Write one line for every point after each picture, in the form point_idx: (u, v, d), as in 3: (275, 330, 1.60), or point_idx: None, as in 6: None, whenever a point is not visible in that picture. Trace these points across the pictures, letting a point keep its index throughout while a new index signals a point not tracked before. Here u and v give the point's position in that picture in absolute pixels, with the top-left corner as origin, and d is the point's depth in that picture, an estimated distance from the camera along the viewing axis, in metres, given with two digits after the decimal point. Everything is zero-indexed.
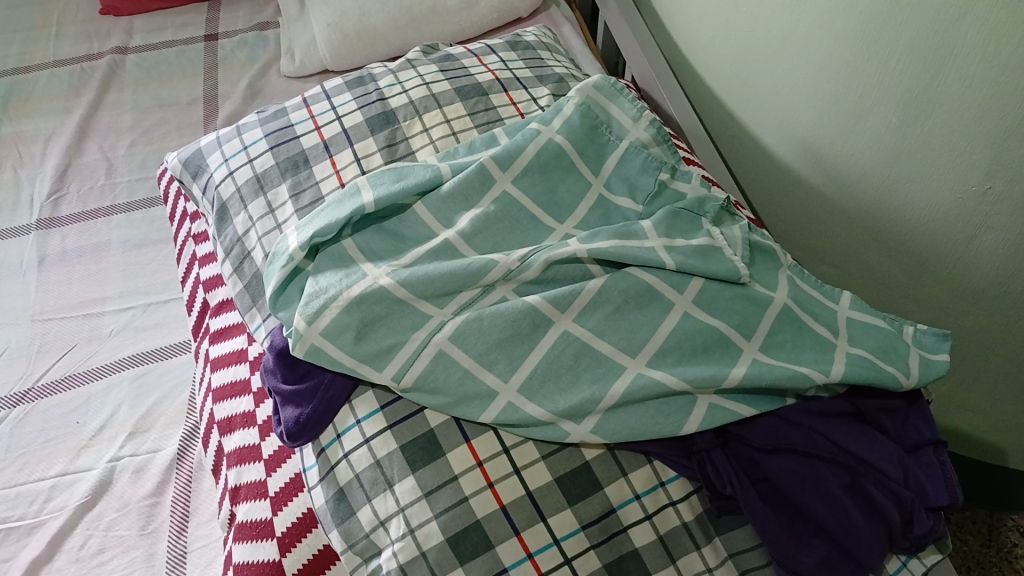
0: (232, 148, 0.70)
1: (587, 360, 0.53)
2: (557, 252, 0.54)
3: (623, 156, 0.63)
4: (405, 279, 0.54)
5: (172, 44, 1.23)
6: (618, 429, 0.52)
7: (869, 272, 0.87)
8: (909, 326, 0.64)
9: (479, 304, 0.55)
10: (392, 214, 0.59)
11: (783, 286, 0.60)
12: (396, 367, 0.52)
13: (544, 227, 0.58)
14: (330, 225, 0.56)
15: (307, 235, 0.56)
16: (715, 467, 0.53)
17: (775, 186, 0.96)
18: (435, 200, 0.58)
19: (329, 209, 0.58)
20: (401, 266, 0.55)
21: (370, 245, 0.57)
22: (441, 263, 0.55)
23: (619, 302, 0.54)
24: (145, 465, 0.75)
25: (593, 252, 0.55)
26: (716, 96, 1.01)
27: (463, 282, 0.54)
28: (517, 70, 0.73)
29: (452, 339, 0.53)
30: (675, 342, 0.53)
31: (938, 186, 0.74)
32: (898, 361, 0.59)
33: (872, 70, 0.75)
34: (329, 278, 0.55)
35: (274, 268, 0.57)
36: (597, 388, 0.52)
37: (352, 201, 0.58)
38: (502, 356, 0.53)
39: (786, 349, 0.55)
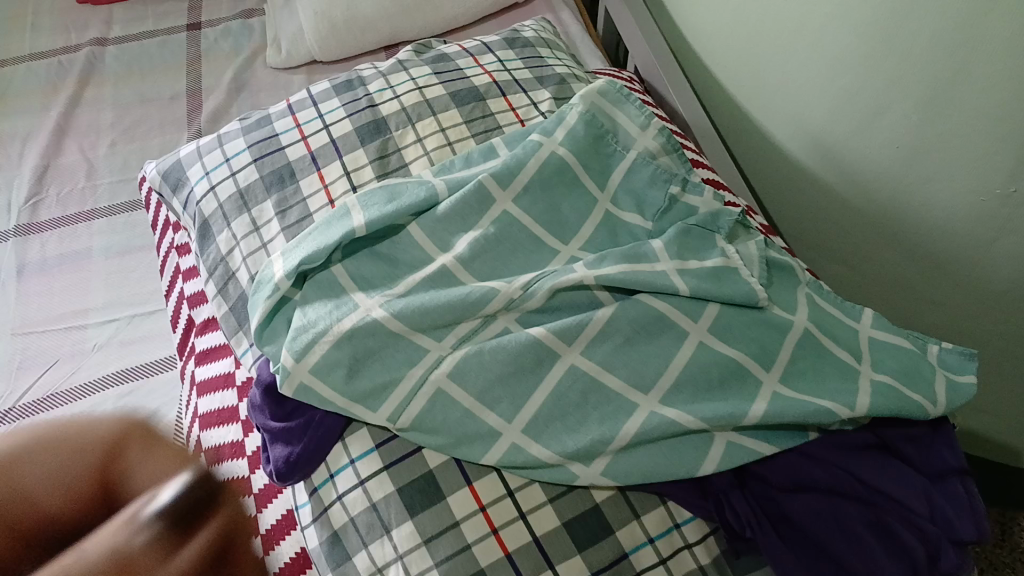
0: (213, 159, 0.66)
1: (597, 396, 0.49)
2: (562, 279, 0.51)
3: (630, 168, 0.59)
4: (400, 311, 0.50)
5: (153, 35, 1.18)
6: (629, 471, 0.48)
7: (882, 277, 0.84)
8: (933, 345, 0.61)
9: (479, 337, 0.51)
10: (386, 236, 0.55)
11: (802, 307, 0.56)
12: (392, 406, 0.49)
13: (546, 248, 0.54)
14: (318, 251, 0.52)
15: (293, 262, 0.52)
16: (733, 509, 0.50)
17: (781, 182, 0.92)
18: (430, 221, 0.54)
19: (317, 231, 0.54)
20: (395, 295, 0.51)
21: (362, 271, 0.53)
22: (438, 292, 0.51)
23: (630, 332, 0.51)
24: None
25: (604, 279, 0.51)
26: (723, 88, 0.97)
27: (462, 314, 0.50)
28: (515, 72, 0.69)
29: (451, 375, 0.49)
30: (690, 377, 0.50)
31: (959, 188, 0.71)
32: (923, 386, 0.56)
33: (888, 67, 0.71)
34: (319, 310, 0.51)
35: (258, 296, 0.53)
36: (608, 428, 0.48)
37: (341, 223, 0.54)
38: (505, 394, 0.49)
39: (807, 380, 0.52)
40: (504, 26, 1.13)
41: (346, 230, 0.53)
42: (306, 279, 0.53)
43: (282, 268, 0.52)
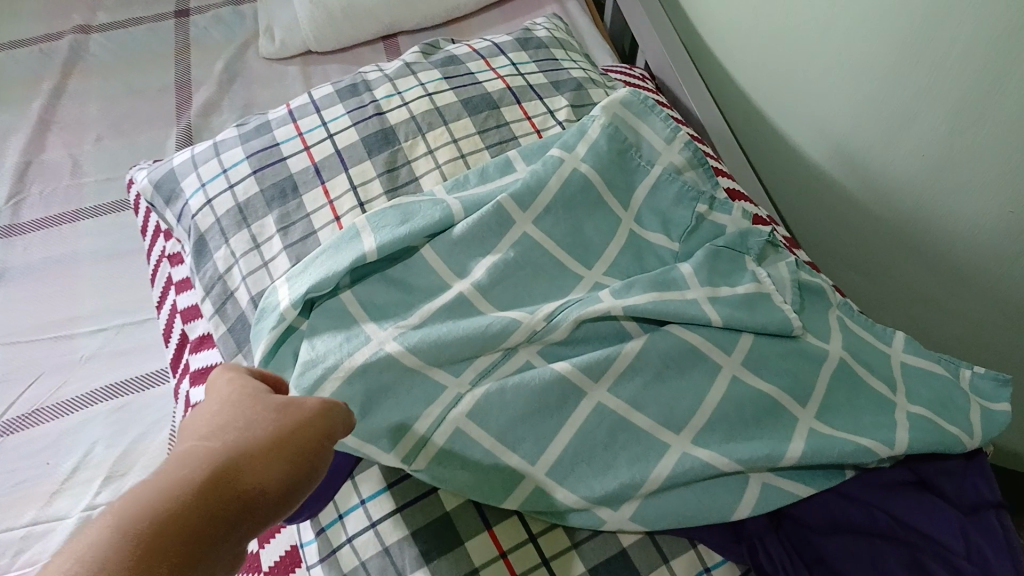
0: (209, 170, 0.62)
1: (625, 436, 0.46)
2: (588, 310, 0.47)
3: (654, 185, 0.56)
4: (415, 345, 0.47)
5: (140, 22, 1.13)
6: (659, 515, 0.46)
7: (905, 286, 0.82)
8: (966, 369, 0.57)
9: (499, 371, 0.48)
10: (397, 260, 0.52)
11: (836, 335, 0.53)
12: (406, 446, 0.46)
13: (569, 274, 0.51)
14: (326, 276, 0.49)
15: (300, 289, 0.49)
16: (766, 552, 0.47)
17: (802, 188, 0.91)
18: (446, 243, 0.51)
19: (325, 255, 0.51)
20: (409, 327, 0.48)
21: (373, 299, 0.50)
22: (455, 323, 0.48)
23: (659, 367, 0.48)
24: None
25: (633, 309, 0.48)
26: (739, 88, 0.94)
27: (482, 347, 0.47)
28: (530, 75, 0.66)
29: (470, 413, 0.46)
30: (723, 416, 0.47)
31: (985, 202, 0.68)
32: (960, 418, 0.53)
33: (920, 75, 0.68)
34: (327, 341, 0.47)
35: (262, 324, 0.50)
36: (638, 470, 0.46)
37: (350, 247, 0.50)
38: (528, 434, 0.46)
39: (844, 415, 0.49)
40: (508, 17, 1.09)
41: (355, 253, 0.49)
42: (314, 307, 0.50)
43: (288, 295, 0.49)
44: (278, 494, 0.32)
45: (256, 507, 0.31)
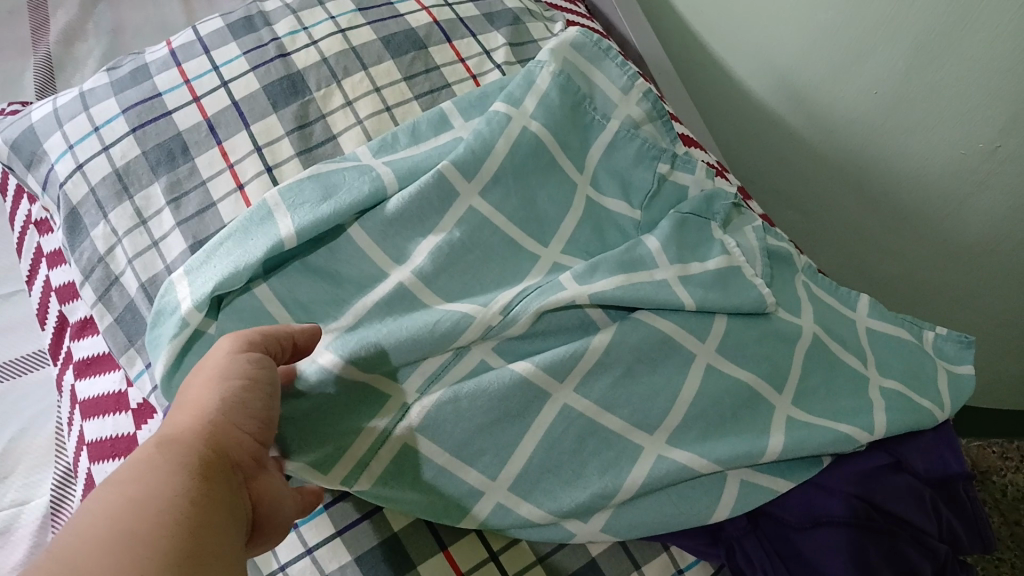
0: (77, 128, 0.51)
1: (595, 440, 0.41)
2: (549, 301, 0.41)
3: (611, 143, 0.51)
4: (353, 354, 0.39)
5: None
6: (632, 525, 0.42)
7: (843, 225, 0.81)
8: (930, 331, 0.55)
9: (449, 377, 0.41)
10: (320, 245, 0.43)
11: (806, 307, 0.50)
12: (345, 469, 0.39)
13: (524, 253, 0.45)
14: (239, 269, 0.40)
15: (205, 286, 0.40)
16: (745, 554, 0.45)
17: (743, 120, 0.86)
18: (379, 223, 0.44)
19: (232, 240, 0.42)
20: (342, 331, 0.41)
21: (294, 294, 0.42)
22: (396, 324, 0.41)
23: (630, 362, 0.42)
24: (12, 524, 0.58)
25: (603, 296, 0.42)
26: (676, 11, 0.86)
27: (428, 350, 0.40)
28: (458, 6, 0.58)
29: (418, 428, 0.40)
30: (699, 411, 0.43)
31: (938, 141, 0.66)
32: (929, 389, 0.50)
33: (880, 5, 0.63)
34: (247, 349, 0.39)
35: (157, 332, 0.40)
36: (613, 481, 0.41)
37: (262, 231, 0.42)
38: (487, 447, 0.40)
39: (820, 399, 0.46)
40: None
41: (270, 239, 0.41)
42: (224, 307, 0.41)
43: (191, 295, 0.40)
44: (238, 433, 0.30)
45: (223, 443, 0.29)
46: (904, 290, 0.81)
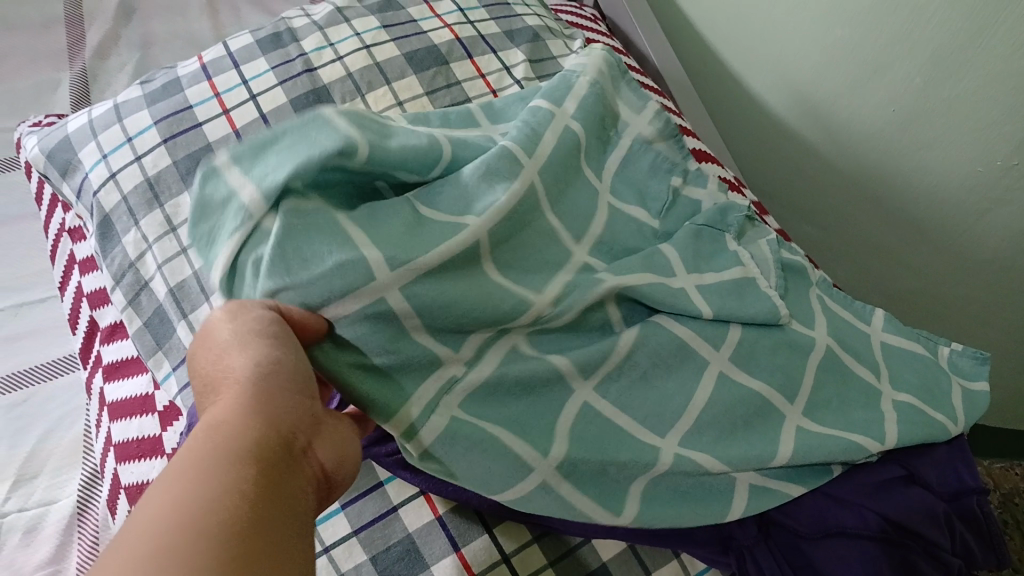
0: (111, 138, 0.53)
1: (614, 439, 0.42)
2: (594, 297, 0.43)
3: (625, 160, 0.53)
4: (421, 296, 0.38)
5: None
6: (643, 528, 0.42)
7: (861, 239, 0.81)
8: (944, 347, 0.55)
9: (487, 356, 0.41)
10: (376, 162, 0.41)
11: (819, 321, 0.50)
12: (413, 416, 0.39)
13: (560, 246, 0.46)
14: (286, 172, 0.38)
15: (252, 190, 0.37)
16: (757, 564, 0.44)
17: (764, 136, 0.87)
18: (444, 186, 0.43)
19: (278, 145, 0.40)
20: (420, 279, 0.39)
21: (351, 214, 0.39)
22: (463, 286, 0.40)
23: (647, 366, 0.44)
24: (38, 523, 0.59)
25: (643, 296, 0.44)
26: (696, 30, 0.88)
27: (491, 320, 0.40)
28: (479, 24, 0.60)
29: (462, 404, 0.40)
30: (713, 417, 0.43)
31: (956, 156, 0.66)
32: (944, 403, 0.50)
33: (899, 21, 0.64)
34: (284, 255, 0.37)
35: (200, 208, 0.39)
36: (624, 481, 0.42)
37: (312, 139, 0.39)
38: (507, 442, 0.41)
39: (833, 412, 0.47)
40: None
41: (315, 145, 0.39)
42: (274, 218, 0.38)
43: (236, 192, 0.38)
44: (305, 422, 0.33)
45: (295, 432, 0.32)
46: (922, 307, 0.81)
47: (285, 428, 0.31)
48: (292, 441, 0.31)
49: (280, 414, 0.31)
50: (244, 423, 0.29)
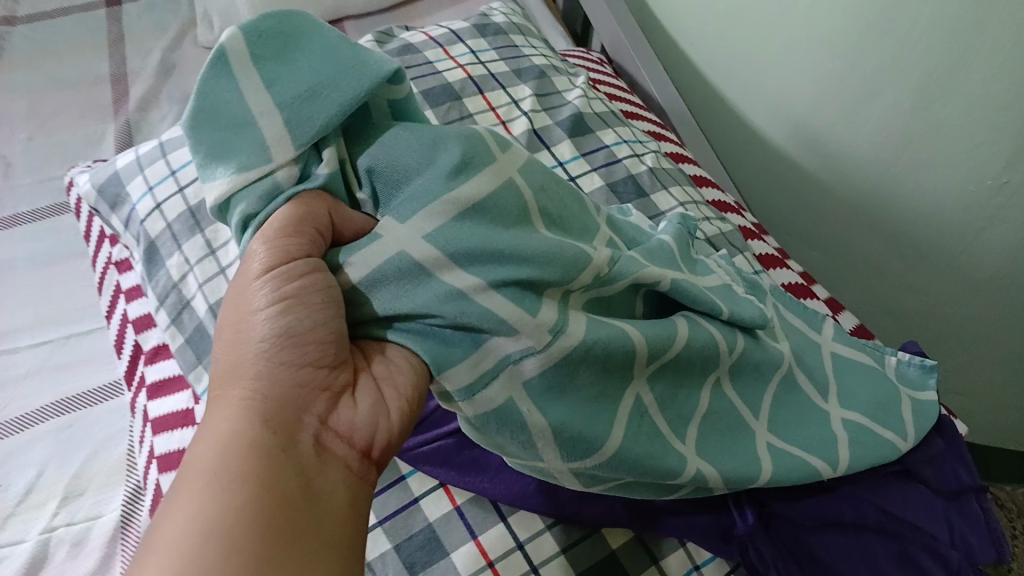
0: (156, 172, 0.58)
1: (650, 433, 0.43)
2: (645, 270, 0.43)
3: (614, 186, 0.59)
4: (451, 245, 0.37)
5: (66, 12, 1.09)
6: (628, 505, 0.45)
7: (863, 262, 0.84)
8: (891, 357, 0.59)
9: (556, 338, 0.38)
10: (394, 99, 0.41)
11: (783, 340, 0.53)
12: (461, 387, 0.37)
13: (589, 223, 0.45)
14: (326, 119, 0.37)
15: (282, 126, 0.37)
16: (757, 551, 0.47)
17: (767, 168, 0.91)
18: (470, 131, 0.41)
19: (310, 64, 0.38)
20: (443, 226, 0.37)
21: (367, 160, 0.39)
22: (516, 243, 0.38)
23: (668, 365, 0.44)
24: (84, 536, 0.63)
25: (675, 283, 0.44)
26: (699, 68, 0.94)
27: (545, 274, 0.38)
28: (490, 64, 0.65)
29: (529, 387, 0.38)
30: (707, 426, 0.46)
31: (949, 176, 0.69)
32: (895, 420, 0.53)
33: (883, 51, 0.69)
34: (305, 204, 0.37)
35: (201, 109, 0.37)
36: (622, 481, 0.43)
37: (356, 71, 0.38)
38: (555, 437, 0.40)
39: (793, 429, 0.49)
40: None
41: (366, 87, 0.38)
42: (301, 169, 0.38)
43: (261, 118, 0.37)
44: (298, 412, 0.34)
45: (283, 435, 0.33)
46: (925, 328, 0.83)
47: (275, 416, 0.33)
48: (284, 428, 0.33)
49: (274, 404, 0.34)
50: (222, 428, 0.33)
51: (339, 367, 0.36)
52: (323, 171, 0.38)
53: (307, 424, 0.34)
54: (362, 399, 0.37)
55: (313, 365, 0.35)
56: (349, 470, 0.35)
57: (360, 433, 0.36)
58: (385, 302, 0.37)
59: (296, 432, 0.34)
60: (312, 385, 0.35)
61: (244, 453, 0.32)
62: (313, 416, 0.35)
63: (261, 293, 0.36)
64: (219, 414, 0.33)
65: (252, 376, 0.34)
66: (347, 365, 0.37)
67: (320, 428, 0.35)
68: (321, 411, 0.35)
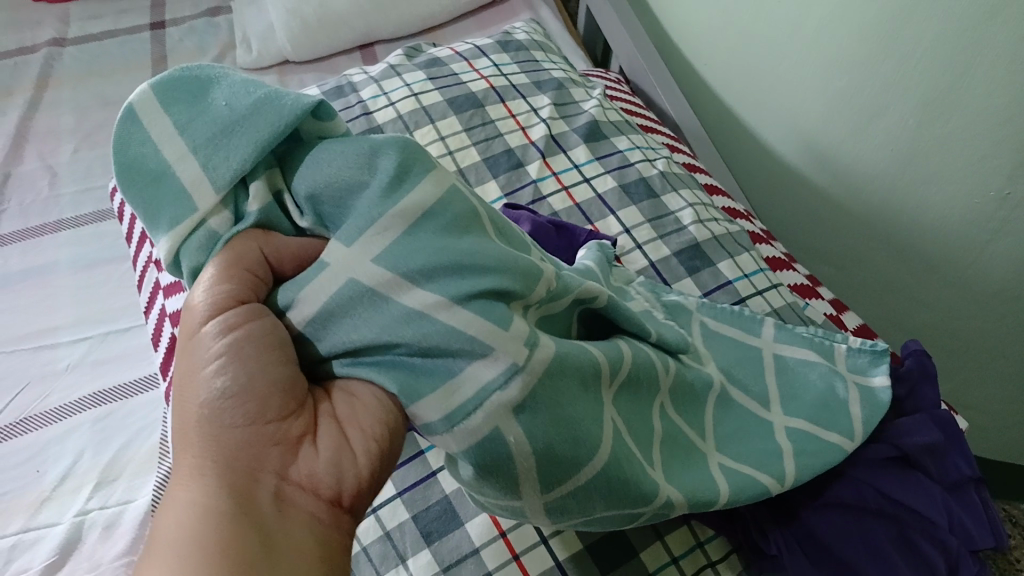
0: None
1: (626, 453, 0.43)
2: (587, 289, 0.45)
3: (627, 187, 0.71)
4: (407, 268, 0.37)
5: (113, 35, 1.15)
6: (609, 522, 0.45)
7: (874, 276, 0.86)
8: (841, 345, 0.60)
9: (530, 356, 0.37)
10: (322, 130, 0.41)
11: (710, 361, 0.55)
12: (440, 415, 0.36)
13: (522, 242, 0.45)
14: (243, 157, 0.38)
15: (197, 170, 0.39)
16: (758, 528, 0.50)
17: (784, 183, 0.94)
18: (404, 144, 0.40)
19: (215, 107, 0.39)
20: (386, 245, 0.37)
21: (305, 187, 0.39)
22: (471, 262, 0.38)
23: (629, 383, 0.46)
24: (116, 520, 0.66)
25: (609, 300, 0.47)
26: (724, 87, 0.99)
27: (496, 287, 0.38)
28: (511, 76, 0.81)
29: (516, 416, 0.37)
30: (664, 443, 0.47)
31: (953, 191, 0.70)
32: (841, 418, 0.54)
33: (886, 69, 0.71)
34: (234, 246, 0.39)
35: (123, 166, 0.40)
36: (612, 509, 0.43)
37: (259, 111, 0.39)
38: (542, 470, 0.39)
39: (738, 444, 0.51)
40: (481, 25, 1.18)
41: (278, 124, 0.38)
42: (234, 210, 0.40)
43: (177, 166, 0.39)
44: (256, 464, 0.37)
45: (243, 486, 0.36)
46: (937, 341, 0.83)
47: (228, 479, 0.36)
48: (238, 490, 0.36)
49: (228, 467, 0.36)
50: (182, 495, 0.36)
51: (294, 417, 0.38)
52: (254, 208, 0.40)
53: (263, 482, 0.37)
54: (323, 445, 0.39)
55: (264, 420, 0.37)
56: (316, 521, 0.38)
57: (324, 482, 0.38)
58: (348, 330, 0.38)
59: (252, 492, 0.36)
60: (265, 442, 0.37)
61: (199, 521, 0.35)
62: (269, 473, 0.37)
63: (207, 356, 0.38)
64: (175, 484, 0.37)
65: (202, 442, 0.37)
66: (305, 410, 0.39)
67: (280, 482, 0.37)
68: (278, 466, 0.37)
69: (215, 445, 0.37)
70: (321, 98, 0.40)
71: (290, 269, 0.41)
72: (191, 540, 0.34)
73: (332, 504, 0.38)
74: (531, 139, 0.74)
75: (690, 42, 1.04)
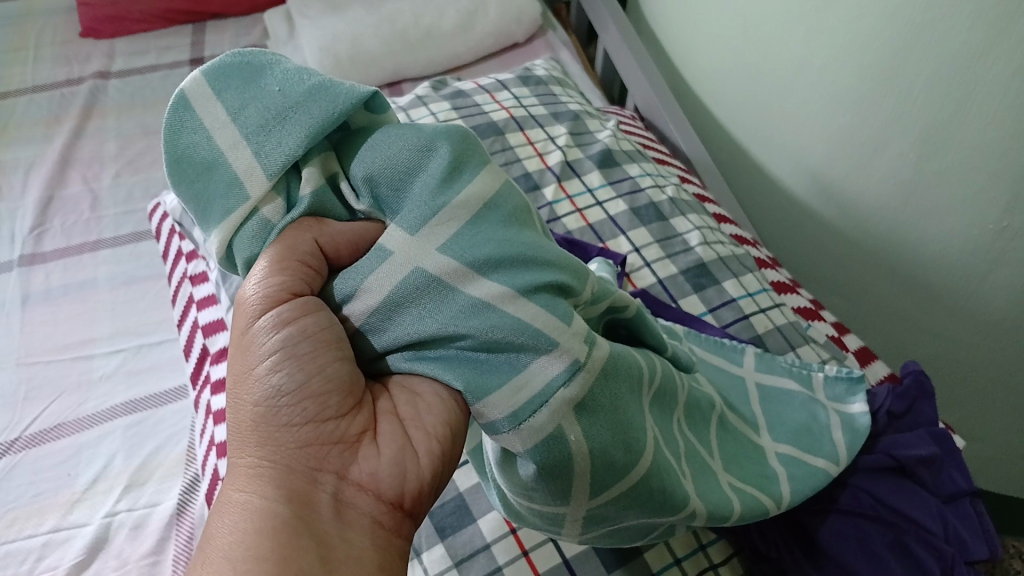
0: None
1: (664, 464, 0.46)
2: (618, 296, 0.49)
3: (637, 211, 0.77)
4: (469, 258, 0.40)
5: (156, 69, 1.22)
6: (628, 530, 0.49)
7: (881, 307, 0.88)
8: (820, 374, 0.64)
9: (593, 359, 0.41)
10: (373, 120, 0.46)
11: (709, 385, 0.58)
12: (509, 409, 0.39)
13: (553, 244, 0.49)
14: (296, 143, 0.42)
15: (249, 156, 0.42)
16: (760, 532, 0.56)
17: (795, 217, 0.98)
18: (451, 134, 0.44)
19: (268, 93, 0.44)
20: (451, 234, 0.41)
21: (365, 171, 0.43)
22: (520, 255, 0.42)
23: (659, 404, 0.49)
24: (144, 520, 0.69)
25: (637, 310, 0.52)
26: (737, 122, 1.03)
27: (542, 275, 0.42)
28: (531, 107, 0.87)
29: (578, 416, 0.40)
30: (689, 454, 0.50)
31: (954, 221, 0.73)
32: (824, 444, 0.57)
33: (888, 105, 0.75)
34: (289, 236, 0.42)
35: (177, 156, 0.44)
36: (644, 516, 0.46)
37: (315, 97, 0.43)
38: (595, 475, 0.42)
39: (739, 465, 0.54)
40: (504, 65, 1.23)
41: (333, 110, 0.42)
42: (286, 199, 0.44)
43: (230, 154, 0.43)
44: (313, 460, 0.40)
45: (301, 480, 0.39)
46: (940, 372, 0.85)
47: (288, 482, 0.39)
48: (297, 493, 0.39)
49: (289, 467, 0.40)
50: (244, 493, 0.39)
51: (352, 416, 0.41)
52: (308, 192, 0.43)
53: (323, 483, 0.40)
54: (385, 443, 0.41)
55: (321, 420, 0.40)
56: (378, 519, 0.40)
57: (385, 482, 0.40)
58: (409, 322, 0.40)
59: (311, 495, 0.39)
60: (324, 442, 0.40)
61: (261, 525, 0.38)
62: (329, 474, 0.40)
63: (267, 358, 0.41)
64: (236, 486, 0.40)
65: (264, 443, 0.40)
66: (362, 410, 0.41)
67: (341, 483, 0.40)
68: (338, 467, 0.40)
69: (276, 444, 0.40)
70: (377, 92, 0.45)
71: (346, 257, 0.44)
72: (250, 530, 0.38)
73: (394, 507, 0.41)
74: (548, 164, 0.80)
75: (702, 82, 1.09)
